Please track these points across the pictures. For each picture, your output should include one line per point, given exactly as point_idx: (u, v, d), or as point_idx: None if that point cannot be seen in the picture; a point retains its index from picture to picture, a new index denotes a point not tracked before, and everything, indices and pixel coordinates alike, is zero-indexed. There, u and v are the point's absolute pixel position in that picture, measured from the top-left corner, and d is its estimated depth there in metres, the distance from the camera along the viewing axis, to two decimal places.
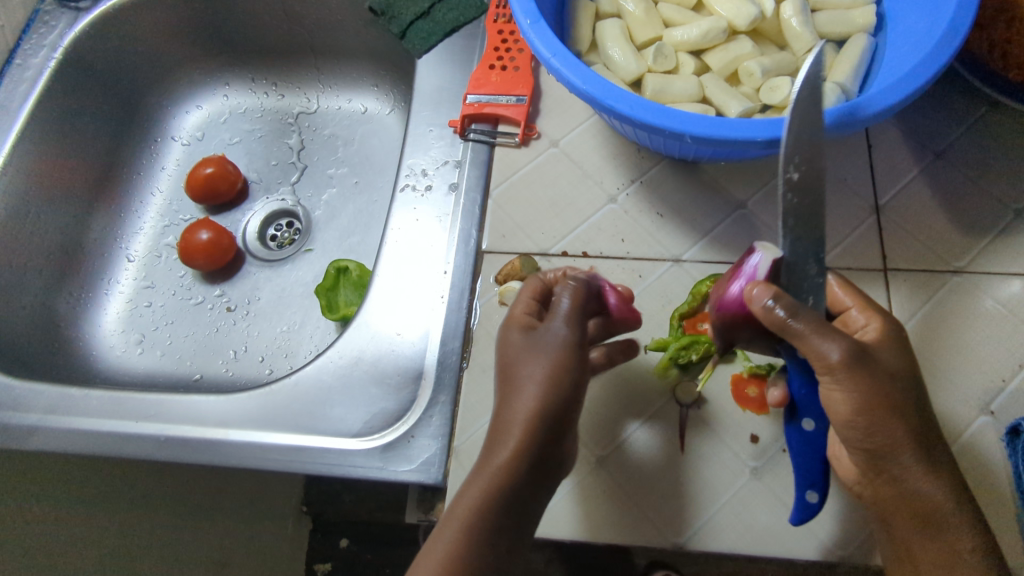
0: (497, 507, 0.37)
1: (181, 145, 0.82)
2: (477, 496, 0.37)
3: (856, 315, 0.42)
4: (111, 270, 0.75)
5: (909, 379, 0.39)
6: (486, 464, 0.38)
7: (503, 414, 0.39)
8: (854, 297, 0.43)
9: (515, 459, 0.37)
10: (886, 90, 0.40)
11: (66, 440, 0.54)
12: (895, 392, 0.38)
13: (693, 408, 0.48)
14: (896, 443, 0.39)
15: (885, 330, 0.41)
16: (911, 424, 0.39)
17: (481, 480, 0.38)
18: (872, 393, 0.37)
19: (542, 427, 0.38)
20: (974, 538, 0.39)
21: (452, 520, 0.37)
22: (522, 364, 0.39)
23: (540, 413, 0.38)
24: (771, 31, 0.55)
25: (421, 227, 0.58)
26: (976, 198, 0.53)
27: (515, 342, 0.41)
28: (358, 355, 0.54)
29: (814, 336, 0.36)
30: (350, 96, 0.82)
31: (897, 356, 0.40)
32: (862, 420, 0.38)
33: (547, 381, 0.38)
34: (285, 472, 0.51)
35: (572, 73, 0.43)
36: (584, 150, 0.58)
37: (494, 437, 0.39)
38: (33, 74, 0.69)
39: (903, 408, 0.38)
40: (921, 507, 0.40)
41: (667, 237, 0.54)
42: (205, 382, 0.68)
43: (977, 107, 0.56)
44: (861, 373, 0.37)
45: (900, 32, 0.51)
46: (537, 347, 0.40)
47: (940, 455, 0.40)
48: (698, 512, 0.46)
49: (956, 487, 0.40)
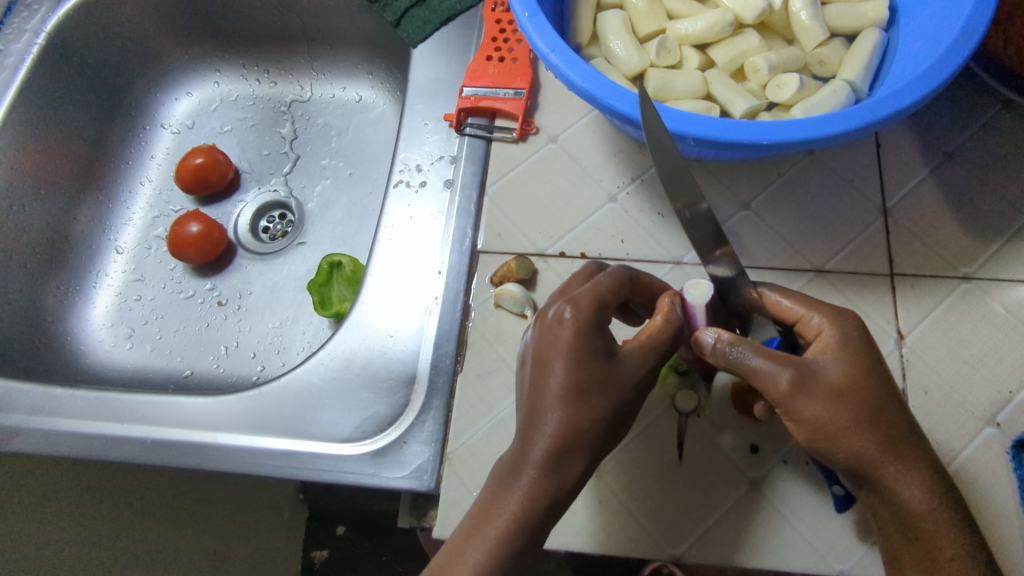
0: (530, 526, 0.37)
1: (171, 133, 0.80)
2: (514, 515, 0.37)
3: (809, 323, 0.41)
4: (100, 262, 0.73)
5: (867, 390, 0.38)
6: (521, 484, 0.37)
7: (554, 432, 0.37)
8: (800, 305, 0.41)
9: (559, 482, 0.38)
10: (900, 91, 0.38)
11: (50, 442, 0.53)
12: (853, 409, 0.37)
13: (692, 417, 0.47)
14: (865, 459, 0.38)
15: (837, 338, 0.39)
16: (875, 438, 0.38)
17: (517, 497, 0.37)
18: (825, 416, 0.37)
19: (570, 447, 0.38)
20: (957, 543, 0.39)
21: (477, 541, 0.36)
22: (596, 383, 0.38)
23: (591, 441, 0.38)
24: (779, 24, 0.53)
25: (415, 224, 0.56)
26: (986, 200, 0.51)
27: (590, 353, 0.38)
28: (350, 356, 0.53)
29: (760, 367, 0.37)
30: (344, 84, 0.79)
31: (856, 366, 0.38)
32: (823, 441, 0.38)
33: (613, 415, 0.38)
34: (275, 476, 0.50)
35: (570, 69, 0.41)
36: (583, 146, 0.57)
37: (541, 455, 0.37)
38: (14, 61, 0.66)
39: (867, 422, 0.38)
40: (906, 516, 0.39)
41: (667, 239, 0.53)
42: (195, 379, 0.67)
43: (990, 106, 0.54)
44: (810, 397, 0.37)
45: (913, 27, 0.48)
46: (617, 373, 0.38)
47: (914, 459, 0.39)
48: (696, 524, 0.45)
49: (937, 491, 0.39)
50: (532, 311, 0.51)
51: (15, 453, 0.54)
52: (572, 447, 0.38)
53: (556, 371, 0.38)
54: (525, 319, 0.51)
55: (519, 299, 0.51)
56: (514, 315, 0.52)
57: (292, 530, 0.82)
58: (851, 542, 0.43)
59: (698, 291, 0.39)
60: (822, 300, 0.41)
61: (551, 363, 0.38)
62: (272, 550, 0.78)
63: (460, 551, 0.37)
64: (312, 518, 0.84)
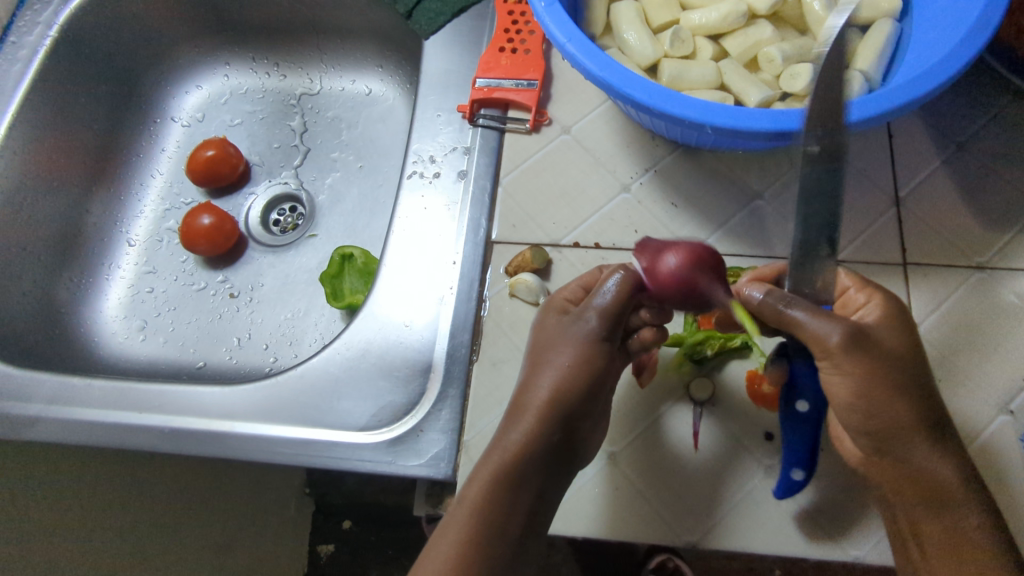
0: (504, 490, 0.39)
1: (181, 126, 0.80)
2: (488, 477, 0.39)
3: (855, 296, 0.42)
4: (112, 255, 0.73)
5: (911, 359, 0.39)
6: (492, 452, 0.40)
7: (518, 398, 0.42)
8: (852, 279, 0.42)
9: (527, 442, 0.40)
10: (929, 71, 0.39)
11: (69, 431, 0.54)
12: (895, 373, 0.38)
13: (706, 405, 0.48)
14: (902, 424, 0.38)
15: (886, 309, 0.40)
16: (917, 404, 0.38)
17: (492, 461, 0.40)
18: (872, 375, 0.37)
19: (527, 410, 0.40)
20: (983, 516, 0.39)
21: (460, 505, 0.39)
22: (546, 347, 0.42)
23: (548, 404, 0.40)
24: (792, 15, 0.53)
25: (429, 215, 0.57)
26: (998, 190, 0.51)
27: (547, 326, 0.43)
28: (365, 346, 0.53)
29: (811, 321, 0.37)
30: (353, 77, 0.80)
31: (903, 336, 0.39)
32: (864, 401, 0.38)
33: (566, 369, 0.40)
34: (292, 464, 0.50)
35: (588, 59, 0.42)
36: (596, 137, 0.57)
37: (507, 421, 0.41)
38: (28, 53, 0.67)
39: (907, 388, 0.38)
40: (932, 484, 0.39)
41: (681, 228, 0.53)
42: (208, 370, 0.67)
43: (1002, 96, 0.54)
44: (861, 353, 0.37)
45: (928, 16, 0.48)
46: (565, 333, 0.41)
47: (946, 432, 0.40)
48: (712, 510, 0.45)
49: (963, 463, 0.40)
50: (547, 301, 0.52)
51: (34, 442, 0.54)
52: (531, 407, 0.40)
53: (530, 350, 0.43)
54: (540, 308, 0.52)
55: (534, 288, 0.51)
56: (529, 305, 0.52)
57: (298, 522, 0.82)
58: (865, 528, 0.44)
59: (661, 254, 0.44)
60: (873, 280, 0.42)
61: (530, 345, 0.44)
62: (281, 542, 0.79)
63: (448, 516, 0.39)
64: (318, 512, 0.85)
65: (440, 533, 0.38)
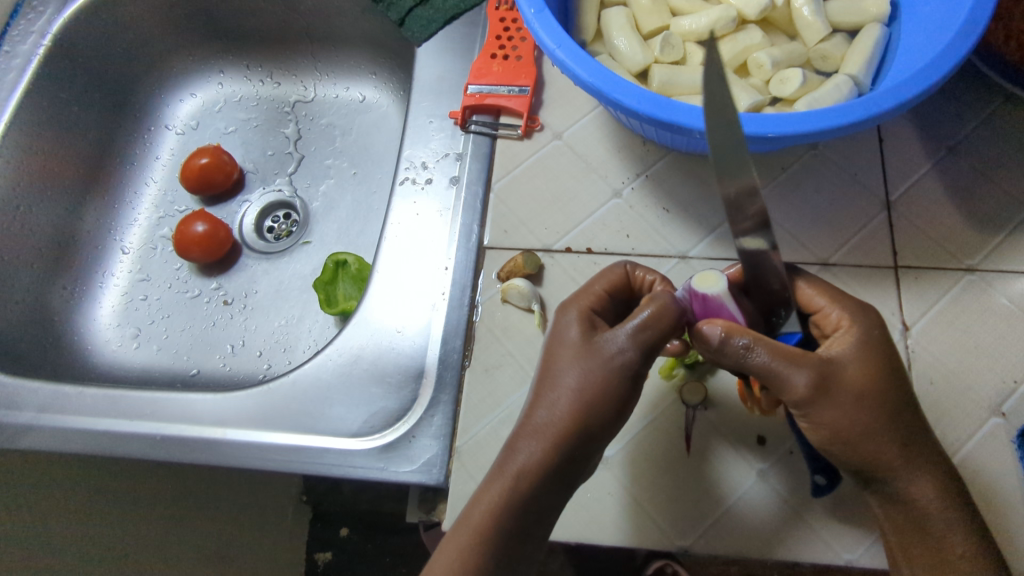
0: (513, 512, 0.39)
1: (176, 134, 0.81)
2: (493, 502, 0.39)
3: (828, 316, 0.40)
4: (106, 264, 0.73)
5: (880, 392, 0.38)
6: (503, 476, 0.39)
7: (533, 419, 0.40)
8: (824, 297, 0.41)
9: (537, 469, 0.39)
10: (922, 73, 0.39)
11: (59, 439, 0.53)
12: (862, 411, 0.38)
13: (699, 409, 0.48)
14: (874, 458, 0.39)
15: (856, 338, 0.39)
16: (889, 438, 0.38)
17: (497, 485, 0.39)
18: (841, 418, 0.38)
19: (545, 436, 0.39)
20: (964, 541, 0.39)
21: (462, 527, 0.39)
22: (570, 369, 0.39)
23: (569, 431, 0.39)
24: (782, 20, 0.53)
25: (421, 221, 0.57)
26: (987, 192, 0.52)
27: (571, 344, 0.40)
28: (358, 352, 0.53)
29: (775, 367, 0.36)
30: (347, 84, 0.80)
31: (874, 363, 0.39)
32: (835, 442, 0.39)
33: (590, 400, 0.39)
34: (284, 471, 0.50)
35: (577, 65, 0.42)
36: (587, 142, 0.57)
37: (522, 443, 0.40)
38: (21, 62, 0.67)
39: (876, 424, 0.38)
40: (910, 509, 0.40)
41: (672, 233, 0.53)
42: (202, 378, 0.67)
43: (990, 99, 0.55)
44: (827, 397, 0.37)
45: (915, 21, 0.49)
46: (592, 357, 0.39)
47: (925, 454, 0.39)
48: (704, 515, 0.45)
49: (944, 487, 0.39)
50: (539, 305, 0.51)
51: (26, 451, 0.54)
52: (547, 433, 0.39)
53: (549, 363, 0.41)
54: (532, 313, 0.52)
55: (526, 293, 0.51)
56: (521, 310, 0.52)
57: (294, 530, 0.82)
58: (858, 530, 0.44)
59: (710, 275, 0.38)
60: (847, 293, 0.41)
61: (548, 357, 0.41)
62: (278, 550, 0.78)
63: (451, 535, 0.39)
64: (316, 520, 0.85)
65: (443, 551, 0.39)
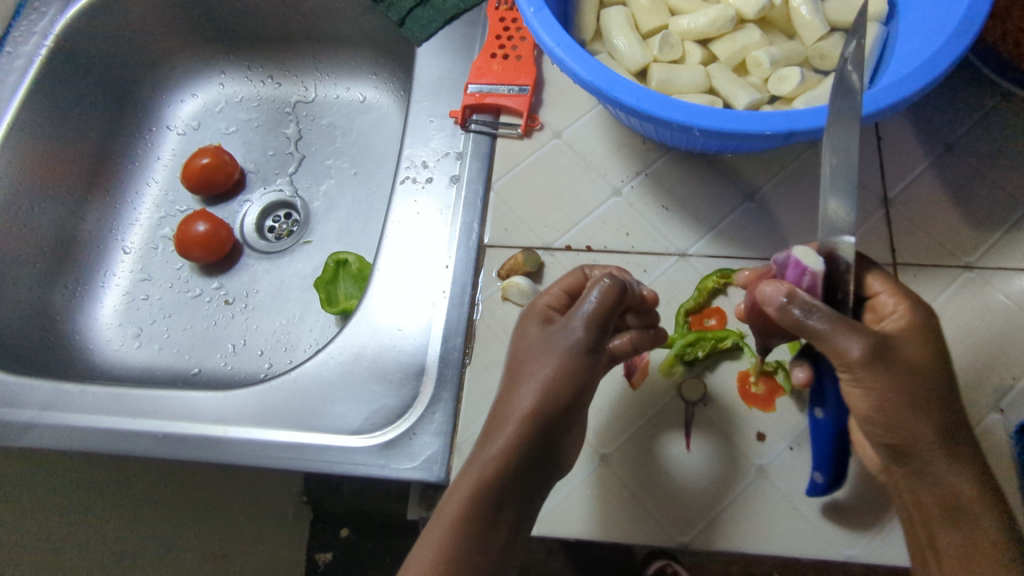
0: (485, 503, 0.38)
1: (176, 134, 0.81)
2: (465, 493, 0.38)
3: (884, 301, 0.40)
4: (108, 263, 0.73)
5: (933, 371, 0.37)
6: (475, 469, 0.39)
7: (498, 410, 0.39)
8: (883, 283, 0.40)
9: (501, 462, 0.38)
10: (925, 66, 0.39)
11: (62, 437, 0.54)
12: (916, 385, 0.36)
13: (699, 406, 0.48)
14: (917, 437, 0.37)
15: (911, 321, 0.38)
16: (936, 418, 0.37)
17: (470, 475, 0.38)
18: (894, 389, 0.36)
19: (511, 424, 0.38)
20: (1000, 532, 0.37)
21: (440, 521, 0.38)
22: (530, 359, 0.39)
23: (529, 418, 0.38)
24: (780, 19, 0.54)
25: (421, 220, 0.57)
26: (985, 190, 0.52)
27: (529, 337, 0.40)
28: (359, 350, 0.53)
29: (832, 333, 0.35)
30: (348, 84, 0.80)
31: (931, 345, 0.38)
32: (883, 413, 0.37)
33: (549, 388, 0.38)
34: (286, 469, 0.50)
35: (576, 63, 0.42)
36: (587, 141, 0.57)
37: (490, 434, 0.39)
38: (24, 62, 0.67)
39: (929, 401, 0.37)
40: (947, 495, 0.38)
41: (672, 231, 0.53)
42: (203, 377, 0.67)
43: (988, 98, 0.55)
44: (883, 367, 0.35)
45: (912, 20, 0.49)
46: (547, 345, 0.39)
47: (967, 442, 0.38)
48: (704, 511, 0.45)
49: (979, 477, 0.38)
50: None
51: (29, 448, 0.55)
52: (510, 420, 0.38)
53: (517, 362, 0.40)
54: None
55: (526, 291, 0.51)
56: (521, 308, 0.52)
57: (295, 531, 0.82)
58: (858, 526, 0.44)
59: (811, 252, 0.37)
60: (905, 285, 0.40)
61: (516, 360, 0.40)
62: (279, 549, 0.78)
63: (427, 530, 0.39)
64: (317, 521, 0.84)
65: (421, 549, 0.39)
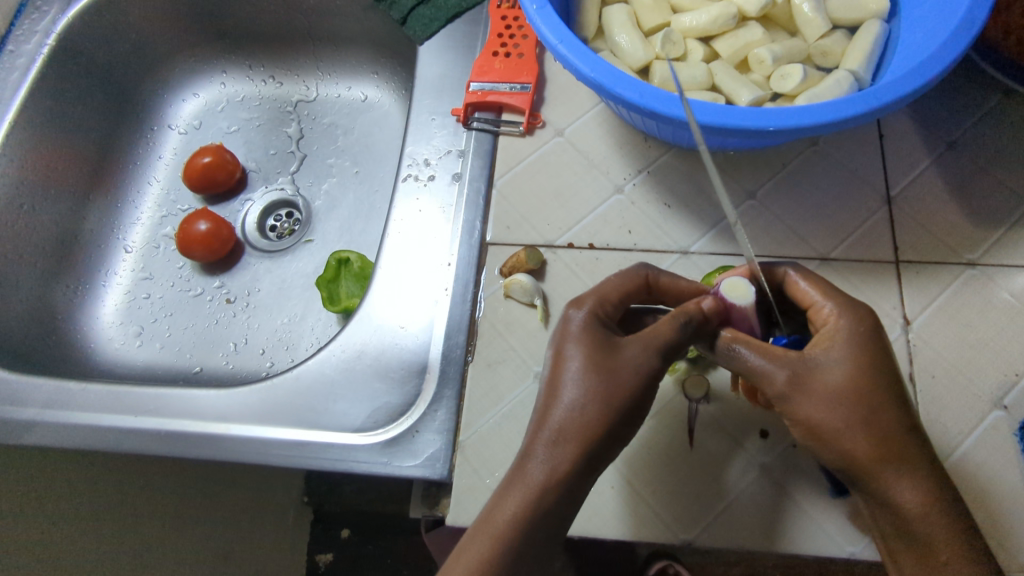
0: (534, 523, 0.37)
1: (178, 133, 0.81)
2: (516, 511, 0.37)
3: (820, 311, 0.42)
4: (109, 262, 0.73)
5: (861, 390, 0.38)
6: (526, 486, 0.38)
7: (553, 422, 0.39)
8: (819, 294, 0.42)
9: (561, 477, 0.38)
10: (921, 66, 0.39)
11: (64, 434, 0.53)
12: (840, 408, 0.38)
13: (701, 403, 0.48)
14: (857, 460, 0.38)
15: (842, 336, 0.40)
16: (870, 439, 0.38)
17: (516, 496, 0.37)
18: (820, 415, 0.38)
19: (575, 439, 0.38)
20: (957, 550, 0.37)
21: (482, 535, 0.37)
22: (590, 369, 0.39)
23: (593, 435, 0.38)
24: (781, 17, 0.54)
25: (423, 218, 0.57)
26: (987, 187, 0.52)
27: (588, 344, 0.40)
28: (361, 348, 0.53)
29: (755, 366, 0.39)
30: (349, 83, 0.80)
31: (864, 363, 0.39)
32: (816, 439, 0.39)
33: (615, 404, 0.38)
34: (288, 466, 0.50)
35: (578, 60, 0.42)
36: (589, 139, 0.57)
37: (546, 446, 0.38)
38: (25, 61, 0.67)
39: (860, 423, 0.38)
40: (899, 515, 0.38)
41: (675, 228, 0.53)
42: (205, 375, 0.67)
43: (990, 95, 0.55)
44: (805, 394, 0.38)
45: (914, 17, 0.49)
46: (615, 360, 0.39)
47: (914, 459, 0.38)
48: (708, 508, 0.45)
49: (931, 493, 0.38)
50: (541, 300, 0.52)
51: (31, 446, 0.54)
52: (576, 435, 0.38)
53: (566, 362, 0.40)
54: (535, 308, 0.52)
55: (528, 289, 0.51)
56: (524, 305, 0.52)
57: (296, 532, 0.81)
58: (862, 524, 0.44)
59: (740, 283, 0.41)
60: (844, 291, 0.42)
61: (567, 362, 0.40)
62: (280, 550, 0.78)
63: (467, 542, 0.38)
64: (317, 522, 0.84)
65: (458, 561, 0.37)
